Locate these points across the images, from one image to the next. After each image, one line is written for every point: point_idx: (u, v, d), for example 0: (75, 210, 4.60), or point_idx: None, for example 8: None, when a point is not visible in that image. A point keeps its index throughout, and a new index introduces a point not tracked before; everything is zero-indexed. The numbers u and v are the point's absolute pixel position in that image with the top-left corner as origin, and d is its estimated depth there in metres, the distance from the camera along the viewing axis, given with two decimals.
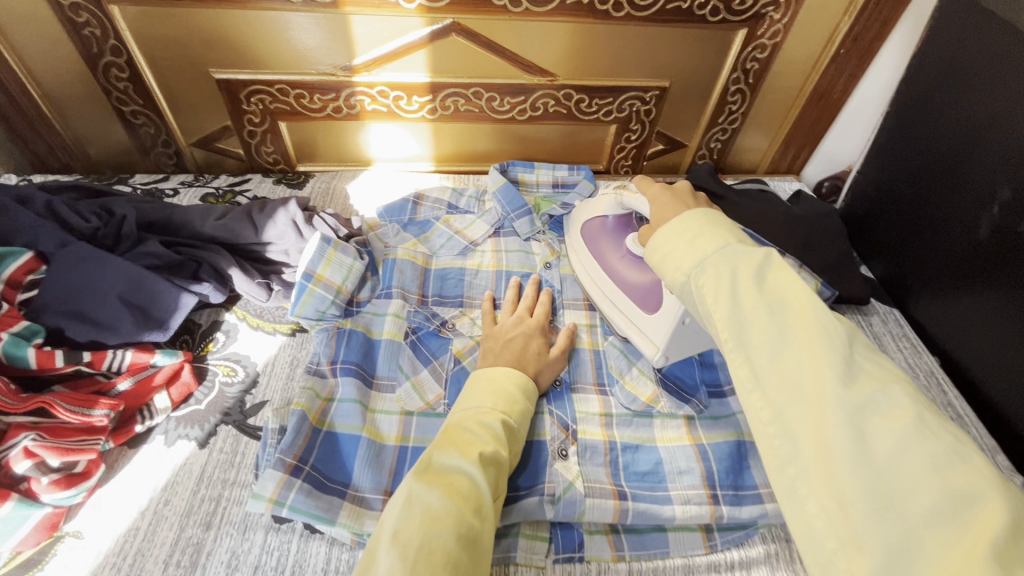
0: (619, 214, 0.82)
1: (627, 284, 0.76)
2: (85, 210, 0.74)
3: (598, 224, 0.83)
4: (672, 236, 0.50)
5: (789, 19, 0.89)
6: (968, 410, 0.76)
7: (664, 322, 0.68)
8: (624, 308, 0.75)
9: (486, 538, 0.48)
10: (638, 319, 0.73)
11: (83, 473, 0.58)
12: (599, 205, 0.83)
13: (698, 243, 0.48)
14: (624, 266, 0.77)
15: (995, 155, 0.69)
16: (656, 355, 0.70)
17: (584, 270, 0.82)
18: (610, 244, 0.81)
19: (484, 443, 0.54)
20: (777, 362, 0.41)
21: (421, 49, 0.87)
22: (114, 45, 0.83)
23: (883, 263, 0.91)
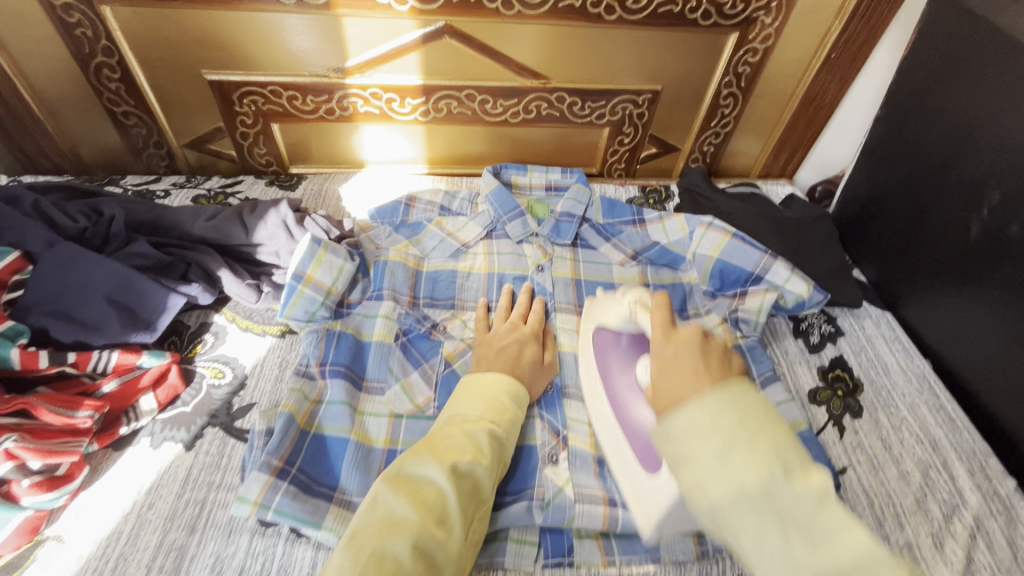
0: (637, 330, 0.65)
1: (630, 427, 0.60)
2: (74, 209, 0.73)
3: (611, 337, 0.67)
4: (694, 438, 0.37)
5: (780, 23, 0.89)
6: (960, 414, 0.75)
7: (660, 493, 0.54)
8: (625, 463, 0.60)
9: (449, 552, 0.48)
10: (636, 479, 0.58)
11: (65, 475, 0.57)
12: (614, 315, 0.67)
13: (726, 459, 0.36)
14: (631, 402, 0.61)
15: (983, 158, 0.69)
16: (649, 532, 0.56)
17: (594, 403, 0.66)
18: (620, 366, 0.64)
19: (462, 453, 0.53)
20: (779, 555, 0.34)
21: (414, 51, 0.87)
22: (105, 46, 0.83)
23: (876, 266, 0.91)
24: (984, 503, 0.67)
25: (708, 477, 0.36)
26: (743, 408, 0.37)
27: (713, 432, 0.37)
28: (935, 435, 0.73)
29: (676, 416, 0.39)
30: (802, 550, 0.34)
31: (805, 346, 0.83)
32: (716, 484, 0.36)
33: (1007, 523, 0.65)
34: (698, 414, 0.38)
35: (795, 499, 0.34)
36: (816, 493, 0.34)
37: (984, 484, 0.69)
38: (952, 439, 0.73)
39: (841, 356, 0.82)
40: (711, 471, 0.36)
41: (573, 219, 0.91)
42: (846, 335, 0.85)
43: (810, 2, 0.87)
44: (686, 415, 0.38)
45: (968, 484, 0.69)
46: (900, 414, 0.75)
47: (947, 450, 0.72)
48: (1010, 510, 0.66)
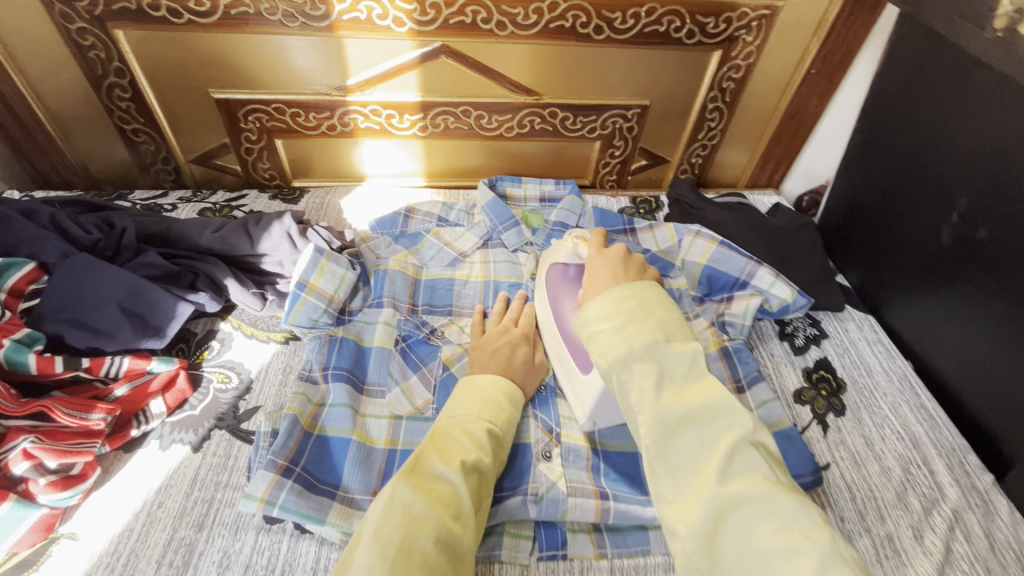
0: (581, 263, 0.78)
1: (568, 336, 0.72)
2: (87, 222, 0.77)
3: (560, 270, 0.78)
4: (599, 318, 0.52)
5: (760, 41, 0.94)
6: (939, 411, 0.78)
7: (592, 385, 0.66)
8: (565, 364, 0.72)
9: (466, 543, 0.50)
10: (572, 377, 0.70)
11: (79, 475, 0.60)
12: (562, 251, 0.80)
13: (624, 334, 0.50)
14: (574, 318, 0.73)
15: (951, 167, 0.73)
16: (582, 418, 0.68)
17: (543, 315, 0.77)
18: (566, 293, 0.76)
19: (467, 451, 0.55)
20: (656, 413, 0.46)
21: (412, 70, 0.91)
22: (118, 67, 0.87)
23: (858, 272, 0.94)
24: (963, 497, 0.69)
25: (610, 345, 0.50)
26: (642, 298, 0.52)
27: (615, 318, 0.51)
28: (916, 432, 0.76)
29: (590, 305, 0.53)
30: (672, 397, 0.47)
31: (790, 348, 0.86)
32: (614, 349, 0.49)
33: (984, 515, 0.68)
34: (609, 302, 0.52)
35: (671, 363, 0.49)
36: (686, 361, 0.49)
37: (962, 478, 0.71)
38: (932, 436, 0.75)
39: (825, 357, 0.85)
40: (612, 340, 0.50)
41: (567, 229, 0.95)
42: (830, 338, 0.88)
43: (789, 21, 0.92)
44: (598, 304, 0.53)
45: (948, 478, 0.71)
46: (882, 412, 0.78)
47: (927, 446, 0.74)
48: (988, 503, 0.69)
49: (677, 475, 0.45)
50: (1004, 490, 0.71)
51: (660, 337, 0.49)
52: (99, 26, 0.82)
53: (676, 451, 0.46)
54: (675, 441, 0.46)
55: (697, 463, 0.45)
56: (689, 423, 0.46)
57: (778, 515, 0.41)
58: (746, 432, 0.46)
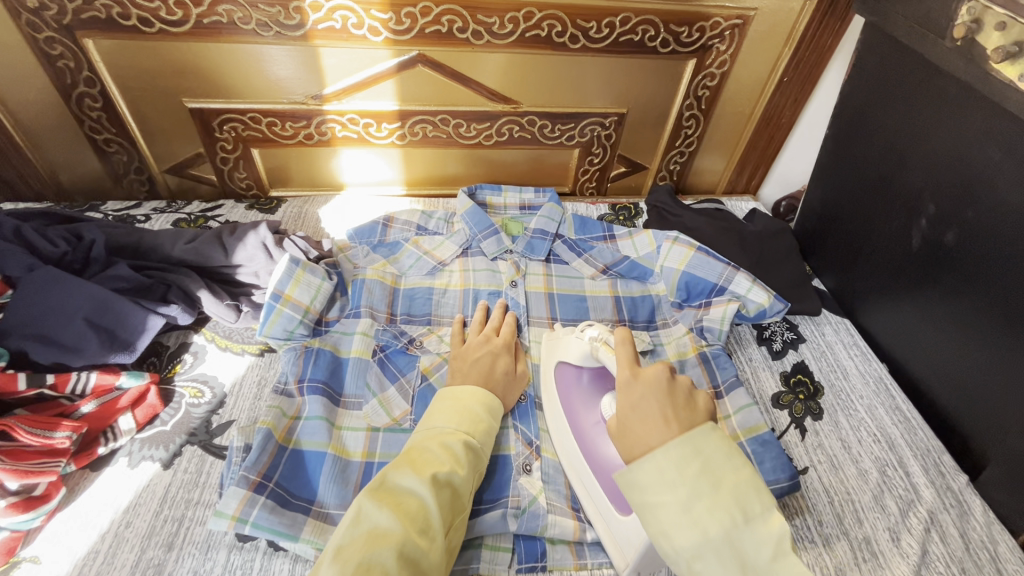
0: (597, 365, 0.69)
1: (598, 463, 0.62)
2: (54, 234, 0.75)
3: (572, 373, 0.70)
4: (660, 489, 0.42)
5: (734, 50, 0.95)
6: (914, 413, 0.79)
7: (634, 538, 0.56)
8: (596, 500, 0.61)
9: (433, 559, 0.49)
10: (608, 518, 0.60)
11: (42, 496, 0.58)
12: (574, 350, 0.70)
13: (692, 512, 0.41)
14: (598, 439, 0.64)
15: (918, 172, 0.74)
16: (627, 570, 0.57)
17: (559, 442, 0.67)
18: (584, 405, 0.67)
19: (440, 464, 0.54)
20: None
21: (389, 79, 0.91)
22: (88, 76, 0.85)
23: (834, 276, 0.95)
24: (938, 497, 0.70)
25: (677, 527, 0.41)
26: (707, 459, 0.43)
27: (674, 488, 0.42)
28: (892, 434, 0.77)
29: (640, 467, 0.43)
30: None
31: (768, 353, 0.87)
32: (682, 533, 0.41)
33: (959, 515, 0.69)
34: (662, 466, 0.43)
35: (752, 548, 0.40)
36: (766, 540, 0.40)
37: (937, 479, 0.72)
38: (907, 438, 0.76)
39: (802, 361, 0.86)
40: (678, 523, 0.41)
41: (546, 237, 0.95)
42: (807, 341, 0.89)
43: (761, 30, 0.94)
44: (648, 467, 0.43)
45: (923, 479, 0.72)
46: (858, 415, 0.79)
47: (903, 448, 0.75)
48: (962, 503, 0.70)
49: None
50: (978, 489, 0.72)
51: (738, 518, 0.40)
52: (68, 35, 0.81)
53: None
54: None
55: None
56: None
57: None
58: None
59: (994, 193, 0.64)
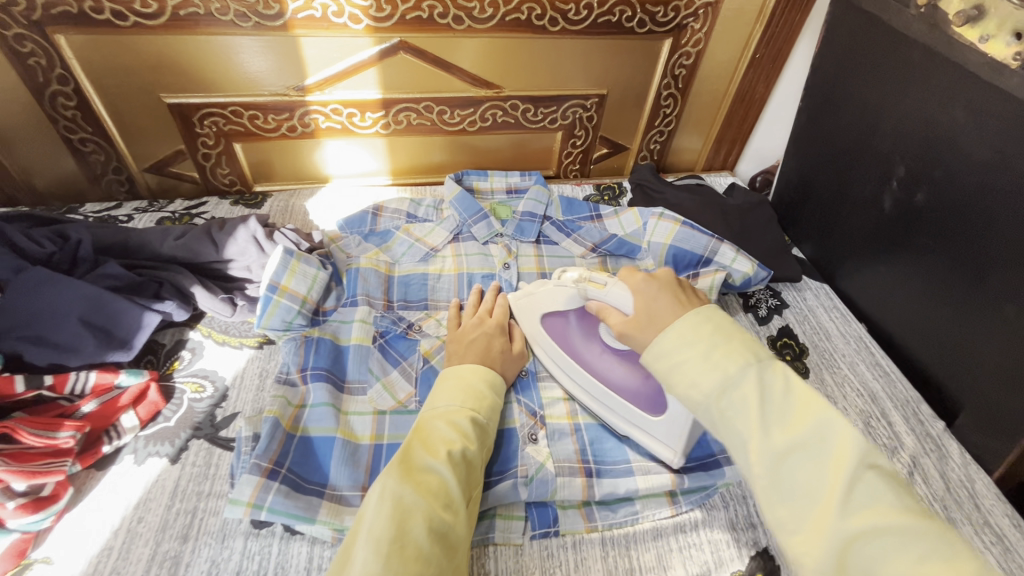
0: (580, 307, 0.75)
1: (614, 383, 0.70)
2: (39, 235, 0.73)
3: (560, 318, 0.76)
4: (681, 347, 0.50)
5: (708, 28, 0.98)
6: (892, 367, 0.84)
7: (677, 427, 0.63)
8: (628, 414, 0.68)
9: (459, 532, 0.51)
10: (644, 423, 0.67)
11: (51, 496, 0.58)
12: (559, 297, 0.75)
13: (715, 360, 0.48)
14: (607, 365, 0.71)
15: (888, 138, 0.78)
16: (676, 458, 0.64)
17: (556, 365, 0.75)
18: (582, 341, 0.74)
19: (453, 441, 0.56)
20: (765, 443, 0.45)
21: (371, 67, 0.91)
22: (61, 74, 0.83)
23: (812, 244, 1.00)
24: (919, 444, 0.74)
25: (702, 373, 0.48)
26: (718, 324, 0.51)
27: (692, 351, 0.49)
28: (874, 388, 0.81)
29: (662, 339, 0.51)
30: (774, 423, 0.45)
31: (755, 319, 0.91)
32: (707, 378, 0.47)
33: (938, 458, 0.73)
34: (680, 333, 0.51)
35: (771, 385, 0.47)
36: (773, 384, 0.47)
37: (917, 426, 0.76)
38: (888, 391, 0.81)
39: (787, 325, 0.90)
40: (705, 370, 0.48)
41: (535, 219, 0.97)
42: (790, 307, 0.93)
43: (733, 8, 0.96)
44: (671, 337, 0.51)
45: (905, 428, 0.76)
46: (842, 372, 0.83)
47: (885, 400, 0.80)
48: (941, 447, 0.74)
49: (785, 494, 0.44)
50: (955, 434, 0.76)
51: (754, 359, 0.47)
52: (39, 31, 0.78)
53: (787, 474, 0.44)
54: (770, 448, 0.44)
55: (810, 482, 0.43)
56: (796, 450, 0.44)
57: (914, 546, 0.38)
58: (860, 453, 0.43)
59: (956, 151, 0.68)
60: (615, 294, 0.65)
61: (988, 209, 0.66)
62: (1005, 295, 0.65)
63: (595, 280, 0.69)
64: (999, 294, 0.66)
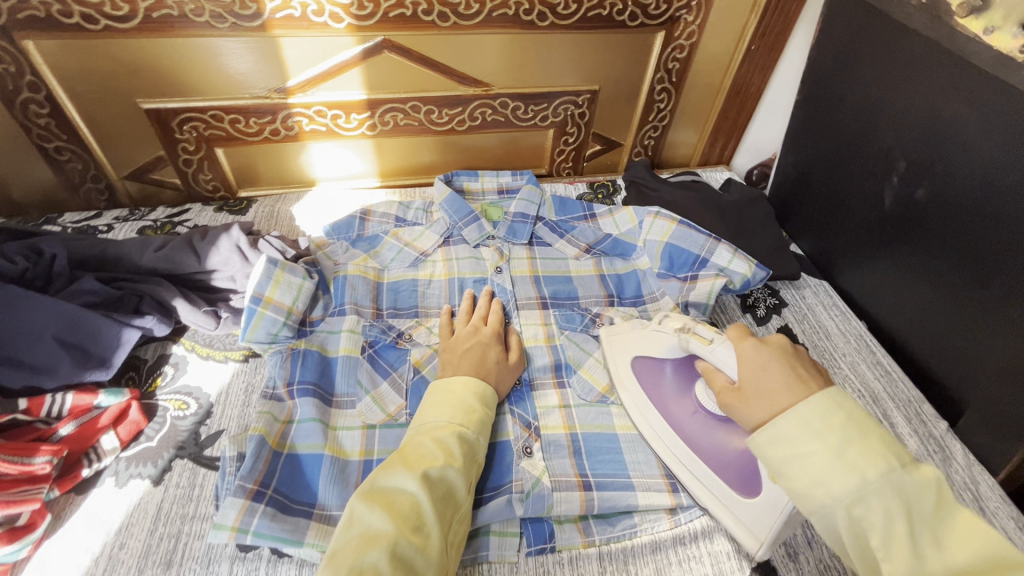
0: (680, 356, 0.71)
1: (705, 449, 0.65)
2: (12, 250, 0.71)
3: (655, 367, 0.73)
4: (804, 437, 0.45)
5: (701, 20, 0.95)
6: (894, 366, 0.82)
7: (771, 513, 0.56)
8: (711, 484, 0.63)
9: (430, 557, 0.48)
10: (729, 499, 0.61)
11: (27, 525, 0.56)
12: (656, 345, 0.72)
13: (849, 459, 0.43)
14: (699, 427, 0.67)
15: (888, 133, 0.76)
16: (760, 550, 0.57)
17: (639, 416, 0.69)
18: (674, 395, 0.70)
19: (433, 459, 0.54)
20: (911, 567, 0.40)
21: (355, 67, 0.88)
22: (31, 80, 0.80)
23: (810, 240, 0.97)
24: (922, 445, 0.73)
25: (833, 474, 0.43)
26: (847, 410, 0.46)
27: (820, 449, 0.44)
28: (875, 388, 0.79)
29: (783, 419, 0.47)
30: (935, 542, 0.41)
31: (753, 320, 0.89)
32: (840, 480, 0.43)
33: (942, 460, 0.71)
34: (804, 419, 0.46)
35: (918, 497, 0.42)
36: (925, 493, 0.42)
37: (920, 428, 0.75)
38: (889, 391, 0.79)
39: (786, 325, 0.88)
40: (836, 470, 0.43)
41: (527, 220, 0.94)
42: (789, 306, 0.91)
43: None
44: (794, 421, 0.46)
45: (907, 430, 0.74)
46: (843, 372, 0.81)
47: (886, 401, 0.78)
48: (945, 448, 0.72)
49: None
50: (958, 434, 0.75)
51: (896, 463, 0.43)
52: (5, 37, 0.75)
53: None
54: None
55: None
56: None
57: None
58: None
59: (959, 145, 0.66)
60: (722, 355, 0.61)
61: (992, 206, 0.63)
62: (1010, 294, 0.63)
63: (699, 333, 0.66)
64: (1003, 293, 0.64)
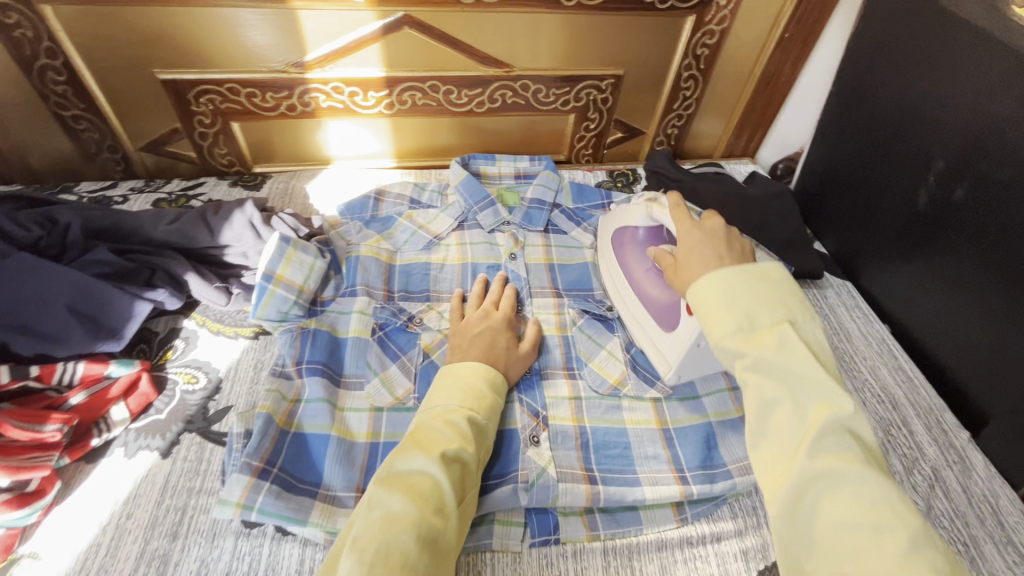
0: (651, 225, 0.75)
1: (648, 299, 0.73)
2: (27, 219, 0.71)
3: (630, 233, 0.78)
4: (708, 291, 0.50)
5: (734, 5, 0.91)
6: (916, 372, 0.79)
7: (679, 345, 0.66)
8: (646, 326, 0.74)
9: (449, 536, 0.49)
10: (655, 335, 0.72)
11: (36, 491, 0.56)
12: (631, 215, 0.77)
13: (737, 312, 0.47)
14: (648, 282, 0.74)
15: (928, 128, 0.73)
16: (670, 375, 0.68)
17: (611, 278, 0.82)
18: (637, 256, 0.77)
19: (449, 441, 0.54)
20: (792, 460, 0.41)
21: (374, 43, 0.86)
22: (49, 47, 0.79)
23: (835, 238, 0.94)
24: (942, 454, 0.71)
25: (720, 320, 0.48)
26: (739, 296, 0.48)
27: (737, 301, 0.48)
28: (895, 394, 0.77)
29: (709, 286, 0.50)
30: (806, 432, 0.42)
31: None
32: (728, 325, 0.47)
33: (962, 471, 0.69)
34: (714, 285, 0.50)
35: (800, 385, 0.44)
36: (771, 344, 0.45)
37: (940, 436, 0.72)
38: (910, 397, 0.76)
39: None
40: (722, 315, 0.48)
41: (544, 207, 0.93)
42: (810, 306, 0.88)
43: None
44: (719, 287, 0.49)
45: (926, 437, 0.72)
46: (862, 376, 0.79)
47: (907, 408, 0.75)
48: (965, 459, 0.70)
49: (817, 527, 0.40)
50: (980, 445, 0.72)
51: (746, 323, 0.47)
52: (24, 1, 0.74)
53: (812, 501, 0.41)
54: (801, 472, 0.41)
55: (862, 550, 0.38)
56: (814, 479, 0.41)
57: (869, 493, 0.39)
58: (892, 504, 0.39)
59: (1005, 145, 0.63)
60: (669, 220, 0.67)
61: None
62: None
63: (660, 201, 0.72)
64: None
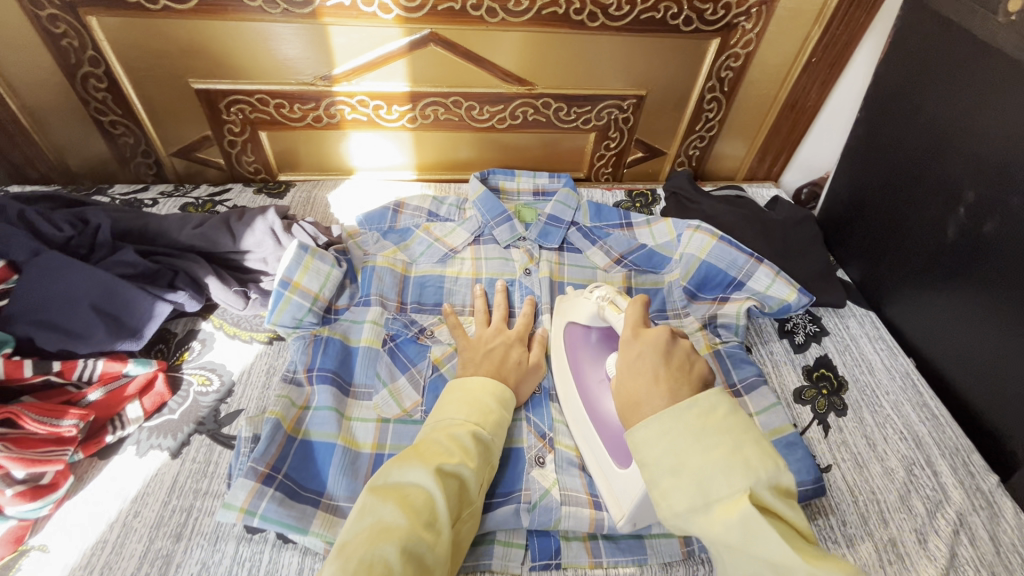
0: (606, 326, 0.70)
1: (602, 420, 0.62)
2: (60, 219, 0.74)
3: (580, 334, 0.71)
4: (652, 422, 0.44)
5: (760, 29, 0.91)
6: (942, 409, 0.76)
7: (630, 487, 0.55)
8: (595, 452, 0.62)
9: (439, 554, 0.47)
10: (609, 472, 0.59)
11: (50, 485, 0.58)
12: (583, 311, 0.71)
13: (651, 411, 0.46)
14: (602, 396, 0.64)
15: (959, 160, 0.71)
16: (621, 523, 0.56)
17: (560, 375, 0.70)
18: (591, 365, 0.68)
19: (448, 455, 0.53)
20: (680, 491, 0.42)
21: (400, 58, 0.88)
22: (92, 55, 0.83)
23: (859, 266, 0.92)
24: (968, 498, 0.67)
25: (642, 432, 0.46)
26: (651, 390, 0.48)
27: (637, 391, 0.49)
28: (919, 432, 0.74)
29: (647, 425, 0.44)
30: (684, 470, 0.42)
31: (790, 346, 0.84)
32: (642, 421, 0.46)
33: (989, 517, 0.66)
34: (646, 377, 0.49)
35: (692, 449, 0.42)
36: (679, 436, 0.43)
37: (967, 480, 0.69)
38: (935, 436, 0.73)
39: (826, 355, 0.83)
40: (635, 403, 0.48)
41: (561, 224, 0.92)
42: (831, 335, 0.86)
43: (790, 8, 0.89)
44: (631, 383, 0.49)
45: (952, 480, 0.69)
46: (884, 412, 0.76)
47: (931, 446, 0.72)
48: (993, 505, 0.67)
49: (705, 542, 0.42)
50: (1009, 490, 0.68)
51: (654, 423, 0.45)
52: (71, 12, 0.78)
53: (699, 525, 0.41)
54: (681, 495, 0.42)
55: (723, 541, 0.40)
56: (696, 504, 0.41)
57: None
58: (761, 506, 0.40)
59: None
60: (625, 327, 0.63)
61: None
62: None
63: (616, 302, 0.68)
64: None
